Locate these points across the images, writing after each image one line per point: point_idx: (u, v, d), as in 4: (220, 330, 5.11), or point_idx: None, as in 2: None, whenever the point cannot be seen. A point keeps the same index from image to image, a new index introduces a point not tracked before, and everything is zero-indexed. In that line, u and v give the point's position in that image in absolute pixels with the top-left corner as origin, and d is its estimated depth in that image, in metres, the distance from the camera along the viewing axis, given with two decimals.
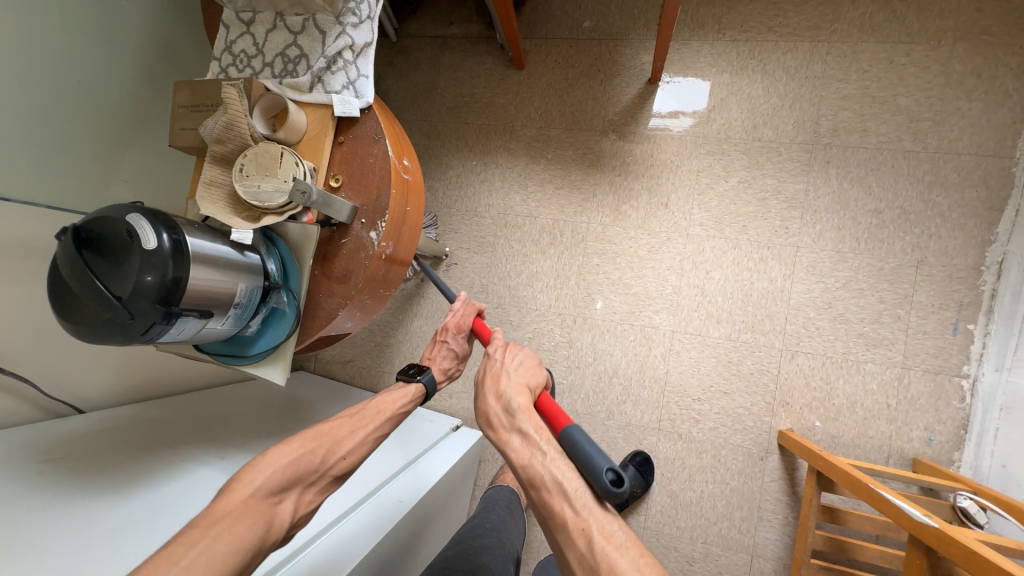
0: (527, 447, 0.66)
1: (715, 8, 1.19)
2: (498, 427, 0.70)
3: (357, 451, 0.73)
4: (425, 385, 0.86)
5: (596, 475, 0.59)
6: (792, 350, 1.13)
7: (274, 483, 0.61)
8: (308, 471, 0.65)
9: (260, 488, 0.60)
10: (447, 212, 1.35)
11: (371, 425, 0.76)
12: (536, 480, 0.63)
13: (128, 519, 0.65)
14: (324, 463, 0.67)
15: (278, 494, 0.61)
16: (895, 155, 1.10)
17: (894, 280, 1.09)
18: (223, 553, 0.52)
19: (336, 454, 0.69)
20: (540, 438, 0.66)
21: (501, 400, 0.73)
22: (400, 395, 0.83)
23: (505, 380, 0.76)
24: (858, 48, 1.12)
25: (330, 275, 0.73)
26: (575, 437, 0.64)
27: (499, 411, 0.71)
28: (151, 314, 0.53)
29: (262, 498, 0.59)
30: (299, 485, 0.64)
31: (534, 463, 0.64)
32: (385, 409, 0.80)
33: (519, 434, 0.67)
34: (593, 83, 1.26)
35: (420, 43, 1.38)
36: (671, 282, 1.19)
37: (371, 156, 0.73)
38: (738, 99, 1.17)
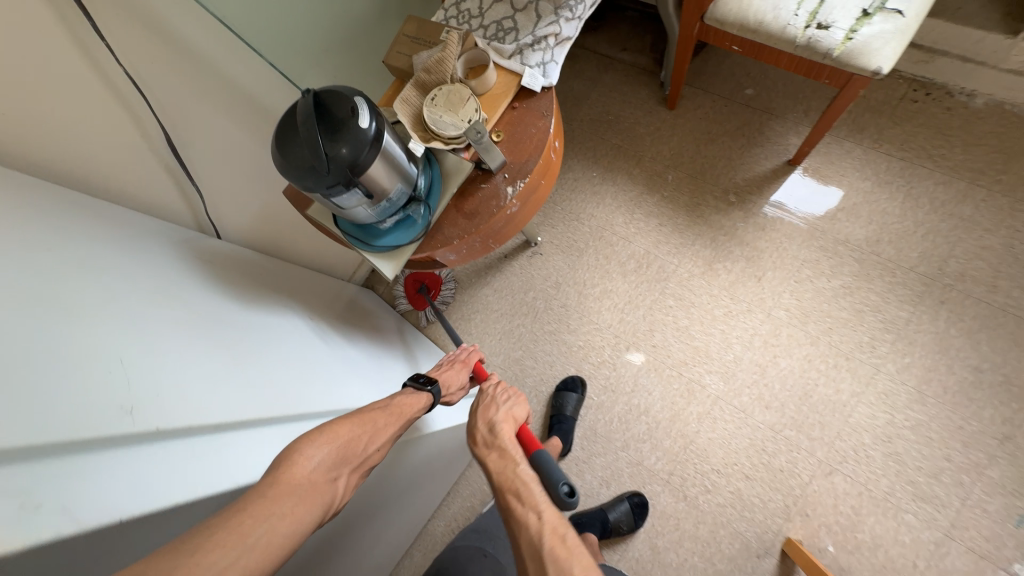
0: (505, 463, 0.68)
1: (880, 119, 1.20)
2: (482, 448, 0.72)
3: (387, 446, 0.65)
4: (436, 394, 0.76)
5: (555, 486, 0.64)
6: (831, 466, 1.09)
7: (326, 463, 0.55)
8: (353, 454, 0.59)
9: (317, 465, 0.54)
10: (552, 206, 1.44)
11: (402, 425, 0.68)
12: (510, 487, 0.65)
13: (242, 325, 0.75)
14: (365, 451, 0.61)
15: (334, 472, 0.56)
16: (1018, 322, 1.04)
17: (970, 443, 1.03)
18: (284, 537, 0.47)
19: (374, 443, 0.62)
20: (512, 456, 0.69)
21: (488, 422, 0.74)
22: (420, 399, 0.74)
23: (495, 406, 0.77)
24: (1017, 206, 1.09)
25: (461, 209, 0.83)
26: (542, 457, 0.67)
27: (484, 430, 0.73)
28: (339, 176, 0.65)
29: (316, 479, 0.54)
30: (346, 466, 0.58)
31: (507, 473, 0.66)
32: (411, 411, 0.71)
33: (500, 454, 0.70)
34: (734, 145, 1.31)
35: (590, 57, 1.50)
36: (735, 350, 1.20)
37: (535, 127, 0.83)
38: (870, 209, 1.17)
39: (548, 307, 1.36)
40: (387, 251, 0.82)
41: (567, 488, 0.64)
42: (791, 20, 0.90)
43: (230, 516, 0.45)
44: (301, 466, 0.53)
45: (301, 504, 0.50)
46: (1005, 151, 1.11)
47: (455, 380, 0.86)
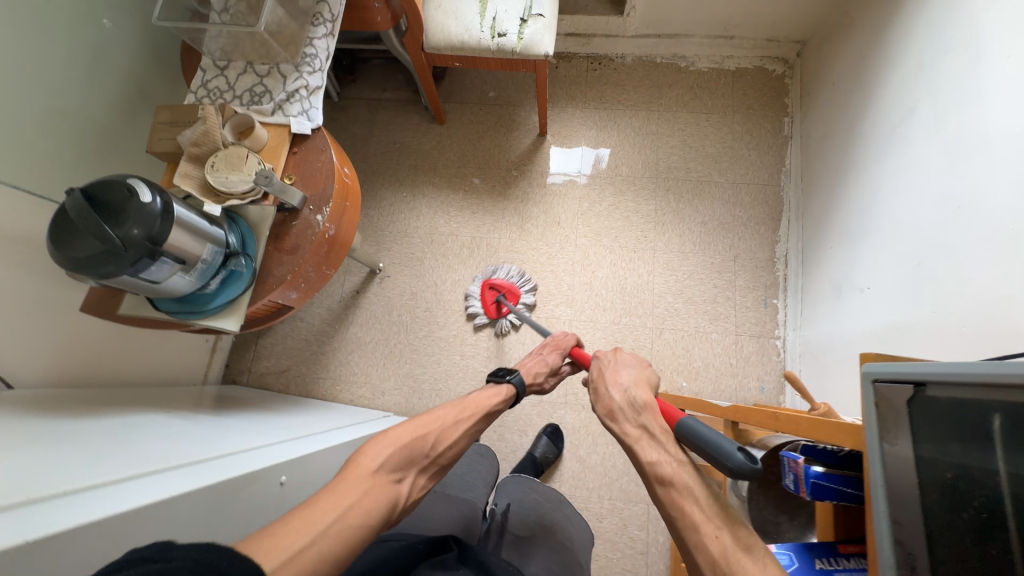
0: (648, 435, 0.66)
1: (581, 87, 1.65)
2: (620, 419, 0.70)
3: (460, 442, 0.77)
4: (516, 386, 0.89)
5: (726, 455, 0.58)
6: (660, 328, 1.44)
7: (393, 464, 0.67)
8: (419, 456, 0.70)
9: (383, 465, 0.66)
10: (381, 233, 1.57)
11: (471, 422, 0.80)
12: (666, 475, 0.60)
13: (84, 431, 0.74)
14: (434, 450, 0.73)
15: (397, 474, 0.67)
16: (710, 185, 1.55)
17: (722, 270, 1.47)
18: (354, 525, 0.58)
19: (444, 442, 0.74)
20: (667, 434, 0.65)
21: (625, 395, 0.72)
22: (493, 393, 0.86)
23: (624, 382, 0.75)
24: (677, 115, 1.61)
25: (282, 249, 0.91)
26: (691, 423, 0.62)
27: (622, 402, 0.71)
28: (140, 250, 0.68)
29: (383, 476, 0.65)
30: (413, 468, 0.69)
31: (664, 459, 0.62)
32: (481, 407, 0.83)
33: (639, 429, 0.67)
34: (498, 135, 1.63)
35: (358, 104, 1.70)
36: (566, 281, 1.49)
37: (319, 161, 0.96)
38: (603, 147, 1.60)
39: (415, 316, 1.48)
40: (224, 310, 0.86)
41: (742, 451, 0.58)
42: (479, 35, 1.21)
43: (297, 510, 0.55)
44: (371, 463, 0.65)
45: (374, 493, 0.62)
46: (656, 84, 1.64)
47: (532, 365, 0.96)
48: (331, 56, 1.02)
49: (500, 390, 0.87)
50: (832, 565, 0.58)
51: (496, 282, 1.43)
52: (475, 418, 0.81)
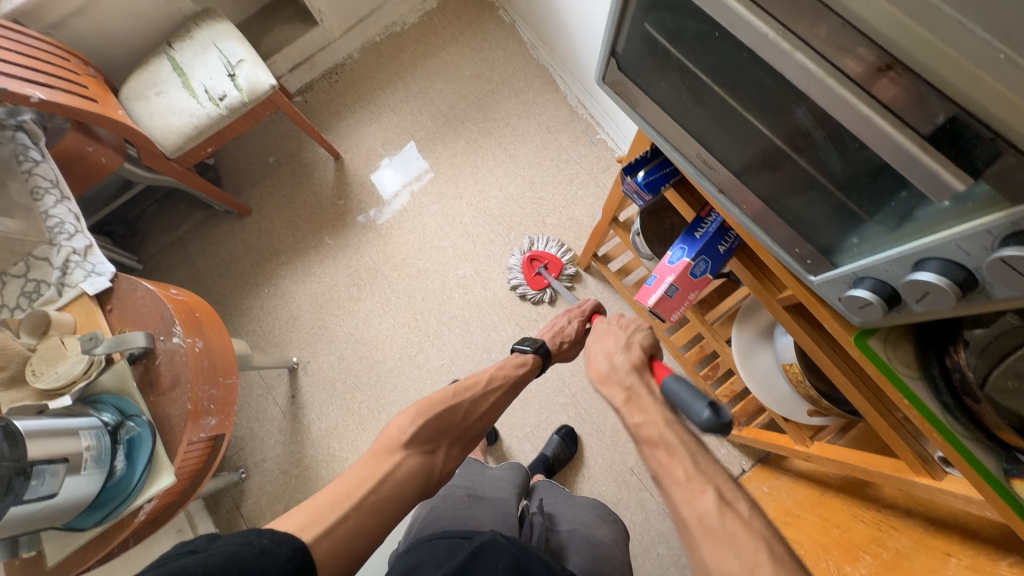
0: (638, 391, 0.84)
1: (338, 101, 1.72)
2: (609, 382, 0.87)
3: (488, 416, 0.93)
4: (538, 358, 0.98)
5: (699, 418, 0.73)
6: (542, 219, 1.55)
7: (425, 437, 0.84)
8: (450, 430, 0.88)
9: (416, 438, 0.83)
10: (273, 335, 1.52)
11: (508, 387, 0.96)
12: (651, 434, 0.77)
13: None
14: (463, 422, 0.89)
15: (430, 446, 0.85)
16: (490, 95, 1.68)
17: (548, 145, 1.62)
18: (395, 486, 0.78)
19: (472, 417, 0.91)
20: (646, 392, 0.83)
21: (615, 362, 0.88)
22: (520, 364, 0.98)
23: (621, 358, 0.89)
24: (425, 66, 1.73)
25: (162, 389, 0.86)
26: (675, 387, 0.78)
27: (613, 365, 0.88)
28: (4, 473, 0.65)
29: (417, 446, 0.83)
30: (443, 441, 0.87)
31: (641, 414, 0.80)
32: (510, 380, 0.96)
33: (625, 390, 0.84)
34: (304, 185, 1.64)
35: (165, 254, 1.62)
36: (448, 244, 1.55)
37: (139, 298, 0.92)
38: (392, 131, 1.68)
39: (357, 372, 1.46)
40: (150, 476, 0.80)
41: (709, 409, 0.72)
42: (204, 110, 1.22)
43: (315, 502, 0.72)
44: (399, 436, 0.82)
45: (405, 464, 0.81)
46: (392, 56, 1.75)
47: (564, 328, 1.04)
48: (80, 213, 0.99)
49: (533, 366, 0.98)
50: (703, 227, 0.69)
51: (539, 253, 1.46)
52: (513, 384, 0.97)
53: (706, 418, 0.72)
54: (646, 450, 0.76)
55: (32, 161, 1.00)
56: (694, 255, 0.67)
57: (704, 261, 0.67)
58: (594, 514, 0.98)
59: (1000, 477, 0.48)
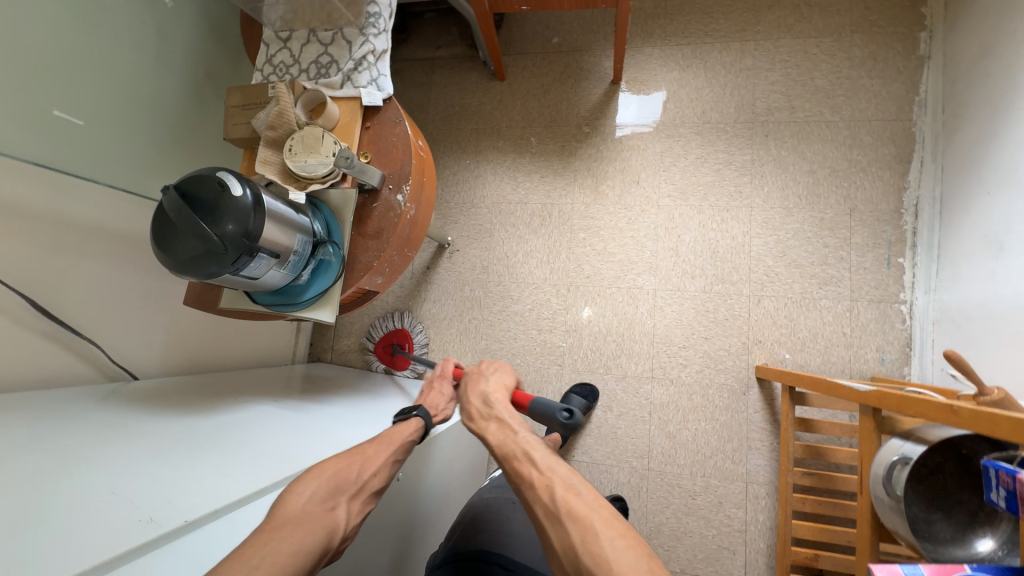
0: (510, 435, 0.74)
1: (660, 21, 1.44)
2: (478, 417, 0.81)
3: (385, 470, 0.73)
4: (423, 416, 0.84)
5: (558, 418, 0.77)
6: (758, 295, 1.29)
7: (320, 495, 0.63)
8: (348, 485, 0.66)
9: (310, 498, 0.62)
10: (447, 205, 1.51)
11: (537, 497, 0.62)
12: (507, 450, 0.71)
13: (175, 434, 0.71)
14: (360, 477, 0.68)
15: (329, 503, 0.63)
16: (819, 126, 1.31)
17: (834, 226, 1.28)
18: (287, 553, 0.54)
19: (368, 469, 0.70)
20: (514, 419, 0.77)
21: (481, 395, 0.84)
22: (413, 430, 0.81)
23: (484, 388, 0.86)
24: (778, 43, 1.36)
25: (365, 233, 0.87)
26: (540, 406, 0.79)
27: (478, 404, 0.83)
28: (239, 246, 0.66)
29: (314, 508, 0.61)
30: (343, 495, 0.65)
31: (506, 441, 0.73)
32: (396, 436, 0.79)
33: (497, 421, 0.78)
34: (566, 87, 1.47)
35: (413, 66, 1.60)
36: (649, 247, 1.36)
37: (394, 135, 0.89)
38: (687, 92, 1.39)
39: (488, 291, 1.44)
40: (318, 300, 0.84)
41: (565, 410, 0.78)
42: None
43: (261, 531, 0.56)
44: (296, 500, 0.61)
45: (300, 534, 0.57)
46: (752, 8, 1.38)
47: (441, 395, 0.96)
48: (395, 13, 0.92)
49: (415, 423, 0.83)
50: None
51: (388, 335, 1.43)
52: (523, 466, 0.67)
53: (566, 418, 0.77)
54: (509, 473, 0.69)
55: None
56: None
57: None
58: None
59: None
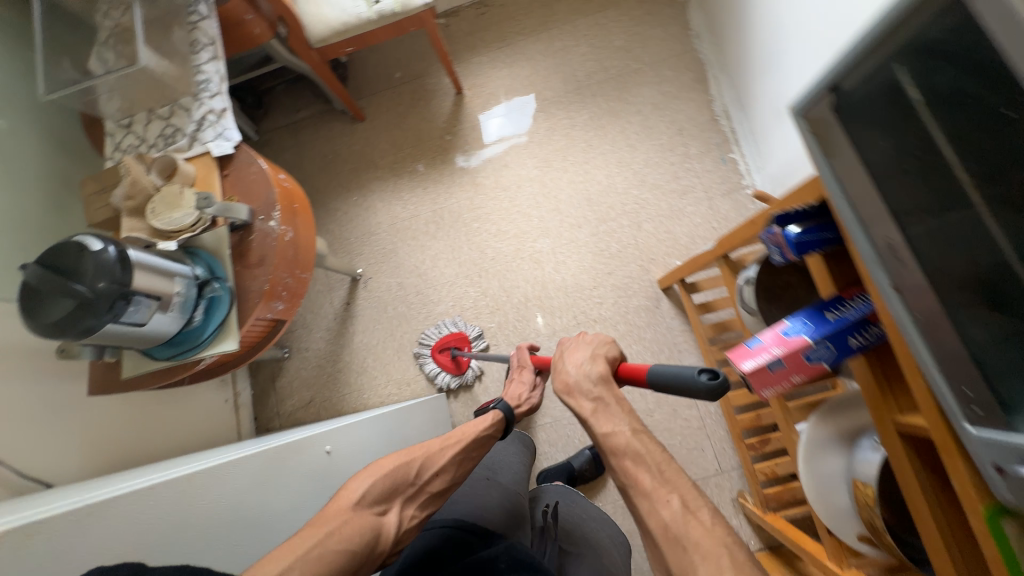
0: (621, 443, 0.68)
1: (478, 34, 1.66)
2: (575, 395, 0.76)
3: (447, 469, 0.83)
4: (501, 412, 0.93)
5: (693, 381, 0.61)
6: (637, 222, 1.46)
7: (375, 495, 0.73)
8: (403, 488, 0.76)
9: (364, 498, 0.72)
10: (348, 242, 1.59)
11: (653, 517, 0.60)
12: (617, 446, 0.68)
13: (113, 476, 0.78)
14: (420, 479, 0.79)
15: (382, 505, 0.74)
16: (631, 75, 1.55)
17: (673, 147, 1.49)
18: (335, 549, 0.64)
19: (428, 471, 0.80)
20: (619, 405, 0.72)
21: (579, 370, 0.77)
22: (483, 421, 0.91)
23: (593, 368, 0.77)
24: (575, 23, 1.62)
25: (249, 264, 0.92)
26: (665, 370, 0.65)
27: (574, 378, 0.77)
28: (112, 293, 0.69)
29: (365, 509, 0.72)
30: (399, 497, 0.76)
31: (613, 433, 0.70)
32: (468, 436, 0.87)
33: (593, 402, 0.74)
34: (419, 109, 1.64)
35: (279, 133, 1.71)
36: (535, 215, 1.51)
37: (252, 174, 0.97)
38: (520, 81, 1.61)
39: (410, 304, 1.50)
40: (219, 335, 0.87)
41: (699, 372, 0.61)
42: (358, 15, 1.22)
43: (314, 523, 0.67)
44: (349, 495, 0.72)
45: (359, 530, 0.68)
46: (546, 4, 1.65)
47: (518, 387, 1.03)
48: (224, 75, 1.02)
49: (493, 415, 0.91)
50: (840, 310, 0.60)
51: (442, 340, 1.41)
52: (642, 466, 0.65)
53: (705, 386, 0.60)
54: (613, 460, 0.68)
55: (200, 16, 1.05)
56: (818, 338, 0.59)
57: (824, 348, 0.58)
58: (605, 535, 1.02)
59: None
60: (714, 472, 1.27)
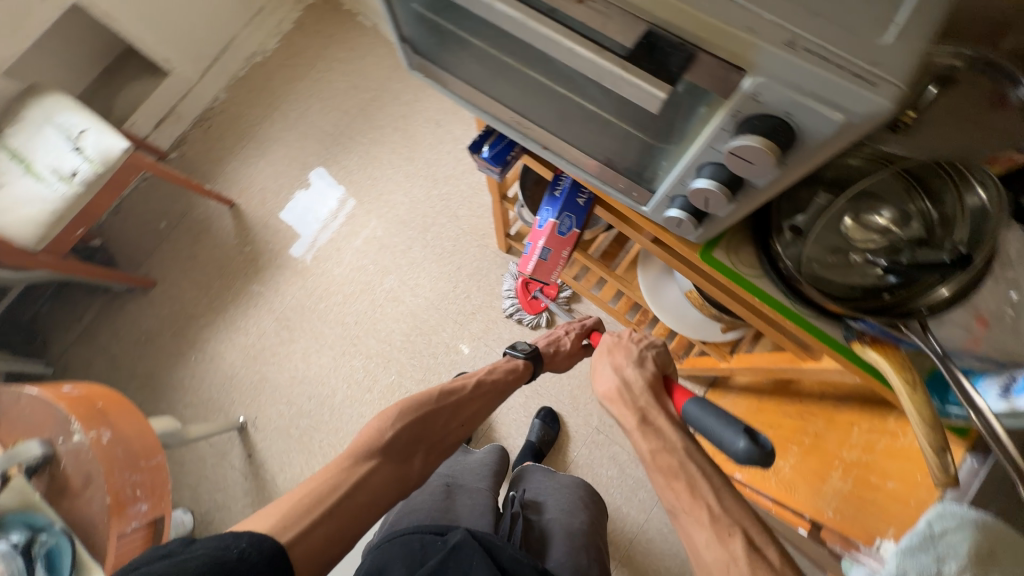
0: (680, 474, 0.63)
1: (216, 147, 1.64)
2: (623, 400, 0.73)
3: (470, 420, 0.86)
4: (531, 360, 0.94)
5: (730, 442, 0.58)
6: (455, 213, 1.54)
7: (402, 442, 0.75)
8: (429, 437, 0.79)
9: (389, 443, 0.74)
10: (213, 401, 1.46)
11: (712, 544, 0.56)
12: (668, 461, 0.64)
13: None
14: (445, 427, 0.82)
15: (409, 452, 0.76)
16: (371, 104, 1.64)
17: (441, 138, 1.60)
18: (353, 504, 0.67)
19: (452, 419, 0.83)
20: (674, 424, 0.70)
21: (630, 379, 0.76)
22: (510, 370, 0.93)
23: (643, 378, 0.76)
24: (298, 91, 1.67)
25: (73, 491, 0.82)
26: (709, 420, 0.62)
27: (630, 386, 0.75)
28: None
29: (390, 451, 0.74)
30: (423, 445, 0.78)
31: (665, 445, 0.66)
32: (493, 380, 0.90)
33: (639, 413, 0.71)
34: (205, 241, 1.57)
35: (73, 350, 1.51)
36: (369, 263, 1.52)
37: (24, 406, 0.85)
38: (281, 164, 1.62)
39: (308, 414, 1.42)
40: None
41: (746, 436, 0.56)
42: (58, 195, 1.13)
43: (336, 472, 0.69)
44: (376, 441, 0.73)
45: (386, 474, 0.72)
46: (261, 88, 1.68)
47: (563, 347, 0.99)
48: None
49: (523, 366, 0.93)
50: (561, 184, 0.71)
51: (531, 276, 1.41)
52: (702, 485, 0.61)
53: (745, 451, 0.56)
54: (659, 477, 0.64)
55: None
56: (556, 216, 0.70)
57: (565, 219, 0.70)
58: (576, 500, 0.99)
59: (843, 342, 0.52)
60: None
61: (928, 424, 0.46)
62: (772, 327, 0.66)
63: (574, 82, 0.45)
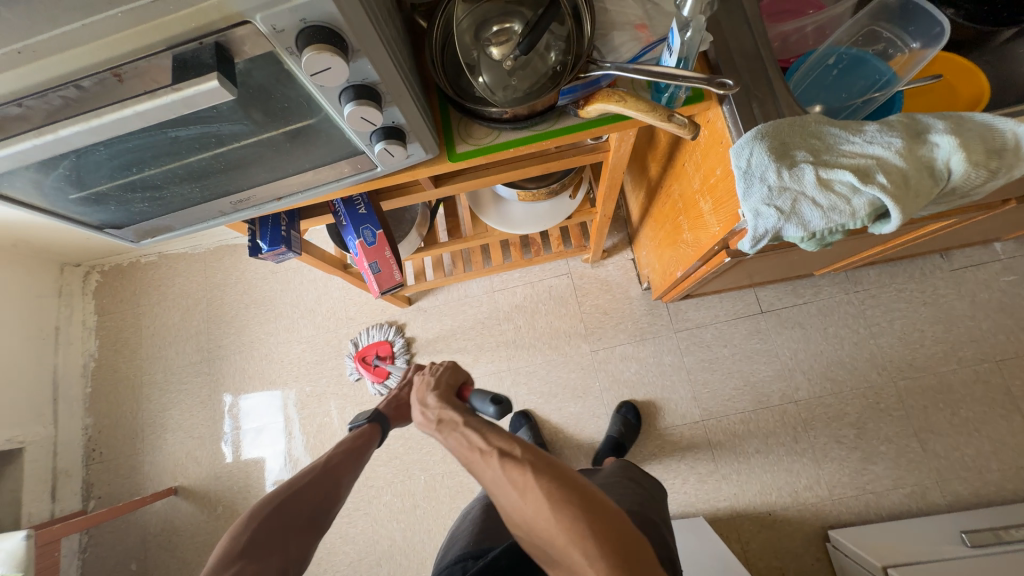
0: (464, 442, 0.66)
1: (121, 461, 1.55)
2: (427, 418, 0.72)
3: (340, 489, 0.74)
4: (371, 418, 0.86)
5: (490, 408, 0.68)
6: (348, 317, 1.54)
7: (265, 533, 0.64)
8: (292, 527, 0.67)
9: (248, 542, 0.63)
10: None
11: (526, 500, 0.58)
12: (496, 457, 0.62)
13: None
14: (305, 507, 0.69)
15: (275, 546, 0.64)
16: (211, 308, 1.62)
17: (285, 277, 1.60)
18: None
19: (313, 499, 0.71)
20: (469, 423, 0.68)
21: (431, 396, 0.74)
22: (354, 436, 0.83)
23: (431, 392, 0.74)
24: (146, 356, 1.62)
25: None
26: (481, 394, 0.70)
27: (432, 400, 0.73)
28: None
29: (252, 553, 0.62)
30: (288, 535, 0.66)
31: (498, 441, 0.64)
32: (346, 448, 0.80)
33: (444, 422, 0.70)
34: (180, 538, 1.46)
35: None
36: (323, 418, 1.48)
37: None
38: (186, 419, 1.55)
39: None
40: None
41: (491, 401, 0.67)
42: None
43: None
44: (232, 544, 0.62)
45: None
46: (115, 383, 1.61)
47: (405, 399, 0.91)
48: None
49: (368, 427, 0.84)
50: (341, 216, 0.74)
51: (364, 349, 1.45)
52: (506, 453, 0.62)
53: (494, 412, 0.67)
54: (481, 475, 0.63)
55: None
56: (356, 236, 0.73)
57: (365, 232, 0.73)
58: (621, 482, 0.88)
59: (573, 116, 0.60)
60: (571, 277, 1.43)
61: (651, 111, 0.55)
62: (558, 156, 0.73)
63: (212, 135, 0.47)
